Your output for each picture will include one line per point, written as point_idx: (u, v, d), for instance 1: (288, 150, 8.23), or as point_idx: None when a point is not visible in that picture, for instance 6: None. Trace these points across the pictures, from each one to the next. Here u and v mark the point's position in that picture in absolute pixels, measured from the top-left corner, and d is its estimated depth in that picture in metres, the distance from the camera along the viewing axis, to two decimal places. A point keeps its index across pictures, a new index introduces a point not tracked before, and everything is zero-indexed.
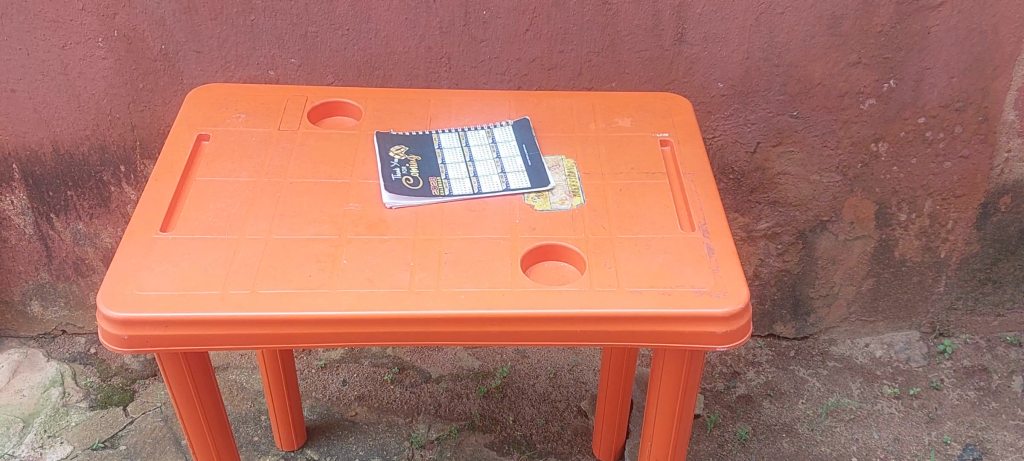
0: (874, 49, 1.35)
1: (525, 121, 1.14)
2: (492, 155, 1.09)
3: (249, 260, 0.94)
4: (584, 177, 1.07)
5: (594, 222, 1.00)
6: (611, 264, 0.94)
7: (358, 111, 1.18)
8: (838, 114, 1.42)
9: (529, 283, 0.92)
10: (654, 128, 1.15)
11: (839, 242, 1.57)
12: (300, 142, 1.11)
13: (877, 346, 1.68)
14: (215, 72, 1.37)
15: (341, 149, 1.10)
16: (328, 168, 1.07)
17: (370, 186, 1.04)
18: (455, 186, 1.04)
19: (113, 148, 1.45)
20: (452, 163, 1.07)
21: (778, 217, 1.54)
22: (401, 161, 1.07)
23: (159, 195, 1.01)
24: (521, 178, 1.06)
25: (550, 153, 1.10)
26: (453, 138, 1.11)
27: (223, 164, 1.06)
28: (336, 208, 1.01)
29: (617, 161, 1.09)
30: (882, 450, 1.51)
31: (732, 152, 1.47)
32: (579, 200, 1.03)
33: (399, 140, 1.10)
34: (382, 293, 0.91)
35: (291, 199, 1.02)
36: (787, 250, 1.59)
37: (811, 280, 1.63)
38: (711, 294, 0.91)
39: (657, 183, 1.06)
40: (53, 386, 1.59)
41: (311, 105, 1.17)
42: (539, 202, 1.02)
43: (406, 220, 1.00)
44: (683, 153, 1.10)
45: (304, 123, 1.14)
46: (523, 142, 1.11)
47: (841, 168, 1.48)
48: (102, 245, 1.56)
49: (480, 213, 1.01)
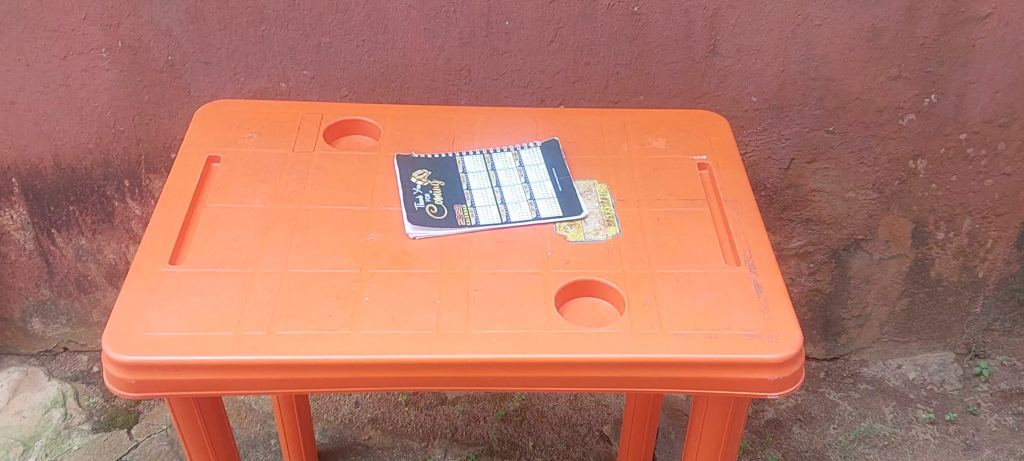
0: (916, 63, 1.28)
1: (553, 141, 1.07)
2: (520, 179, 1.02)
3: (265, 297, 0.88)
4: (618, 204, 1.00)
5: (632, 256, 0.94)
6: (652, 304, 0.88)
7: (376, 129, 1.12)
8: (876, 130, 1.35)
9: (565, 324, 0.86)
10: (691, 150, 1.08)
11: (873, 262, 1.51)
12: (316, 165, 1.04)
13: (910, 368, 1.63)
14: (223, 85, 1.31)
15: (359, 172, 1.03)
16: (346, 194, 1.00)
17: (392, 213, 0.98)
18: (482, 215, 0.98)
19: (118, 162, 1.38)
20: (478, 188, 1.01)
21: (811, 235, 1.48)
22: (424, 188, 1.00)
23: (167, 223, 0.95)
24: (551, 205, 0.99)
25: (581, 177, 1.04)
26: (478, 161, 1.05)
27: (235, 189, 1.00)
28: (356, 238, 0.95)
29: (653, 186, 1.03)
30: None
31: (764, 169, 1.41)
32: (615, 231, 0.97)
33: (421, 163, 1.04)
34: (407, 334, 0.85)
35: (308, 227, 0.96)
36: (819, 269, 1.52)
37: (843, 300, 1.56)
38: (762, 338, 0.85)
39: (698, 212, 0.99)
40: (54, 407, 1.53)
41: (327, 123, 1.10)
42: (572, 233, 0.96)
43: (431, 252, 0.94)
44: (724, 179, 1.04)
45: (320, 143, 1.07)
46: (552, 165, 1.04)
47: (878, 186, 1.42)
48: (105, 261, 1.50)
49: (510, 244, 0.95)
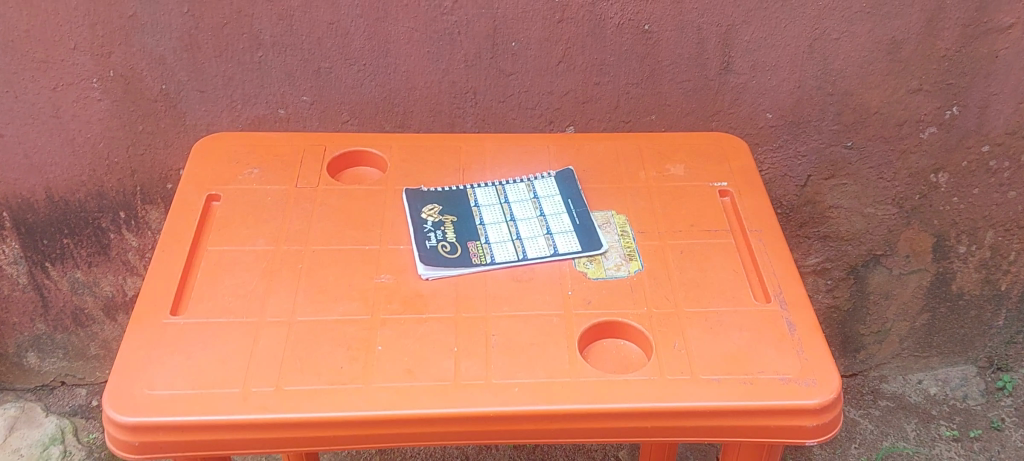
0: (937, 75, 1.23)
1: (568, 170, 1.03)
2: (535, 211, 0.98)
3: (273, 349, 0.84)
4: (639, 236, 0.96)
5: (655, 293, 0.89)
6: (681, 347, 0.84)
7: (382, 161, 1.07)
8: (896, 144, 1.31)
9: (590, 371, 0.82)
10: (711, 177, 1.04)
11: (893, 277, 1.47)
12: (321, 202, 0.99)
13: (931, 383, 1.59)
14: (220, 113, 1.26)
15: (366, 208, 0.99)
16: (354, 232, 0.96)
17: (403, 253, 0.93)
18: (497, 252, 0.93)
19: (112, 193, 1.34)
20: (492, 223, 0.96)
21: (829, 252, 1.44)
22: (435, 224, 0.96)
23: (167, 271, 0.91)
24: (569, 240, 0.95)
25: (599, 208, 0.99)
26: (490, 193, 1.00)
27: (238, 231, 0.96)
28: (366, 280, 0.90)
29: (674, 216, 0.98)
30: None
31: (781, 186, 1.36)
32: (637, 265, 0.92)
33: (431, 198, 0.99)
34: (425, 387, 0.80)
35: (315, 271, 0.91)
36: (838, 286, 1.48)
37: (861, 317, 1.52)
38: (799, 383, 0.81)
39: (722, 243, 0.95)
40: (53, 444, 1.48)
41: (330, 155, 1.05)
42: (592, 270, 0.92)
43: (446, 294, 0.89)
44: (747, 207, 0.99)
45: (324, 178, 1.03)
46: (568, 196, 1.00)
47: (898, 200, 1.38)
48: (102, 294, 1.45)
49: (528, 283, 0.90)
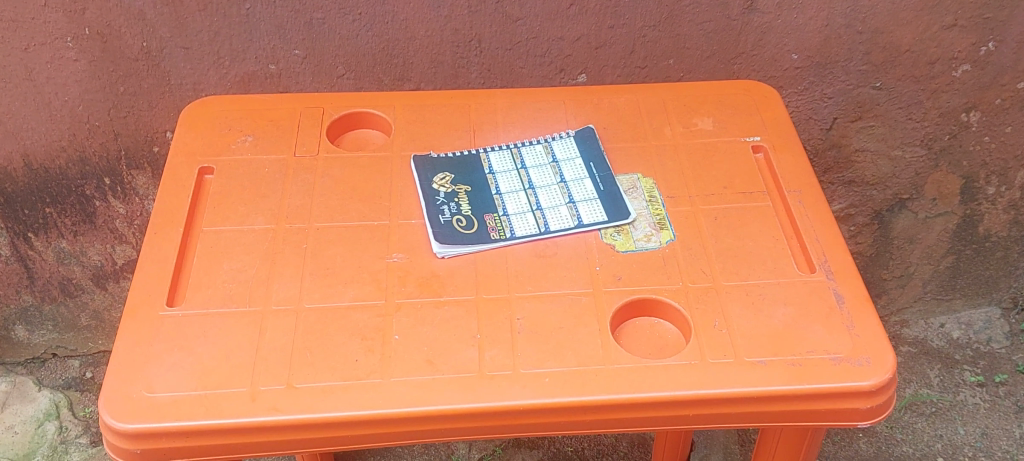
0: (973, 9, 1.15)
1: (588, 129, 0.95)
2: (555, 177, 0.91)
3: (280, 342, 0.77)
4: (669, 202, 0.89)
5: (690, 266, 0.83)
6: (722, 326, 0.77)
7: (385, 123, 0.99)
8: (927, 84, 1.23)
9: (626, 357, 0.75)
10: (742, 131, 0.96)
11: (918, 221, 1.40)
12: (323, 172, 0.92)
13: (953, 327, 1.54)
14: (207, 70, 1.17)
15: (373, 179, 0.91)
16: (361, 206, 0.89)
17: (416, 229, 0.86)
18: (516, 225, 0.86)
19: (95, 159, 1.25)
20: (509, 192, 0.89)
21: (853, 197, 1.37)
22: (448, 195, 0.89)
23: (161, 258, 0.84)
24: (594, 208, 0.88)
25: (624, 171, 0.92)
26: (505, 158, 0.93)
27: (235, 209, 0.88)
28: (377, 260, 0.84)
29: (705, 178, 0.91)
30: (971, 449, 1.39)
31: (805, 130, 1.29)
32: (668, 235, 0.85)
33: (442, 166, 0.92)
34: (448, 379, 0.74)
35: (321, 251, 0.84)
36: (861, 231, 1.42)
37: (884, 262, 1.46)
38: (851, 362, 0.75)
39: (758, 207, 0.88)
40: (48, 420, 1.43)
41: (330, 119, 0.98)
42: (620, 242, 0.85)
43: (465, 274, 0.82)
44: (783, 165, 0.92)
45: (324, 144, 0.95)
46: (589, 159, 0.92)
47: (927, 142, 1.30)
48: (90, 263, 1.38)
49: (553, 260, 0.83)
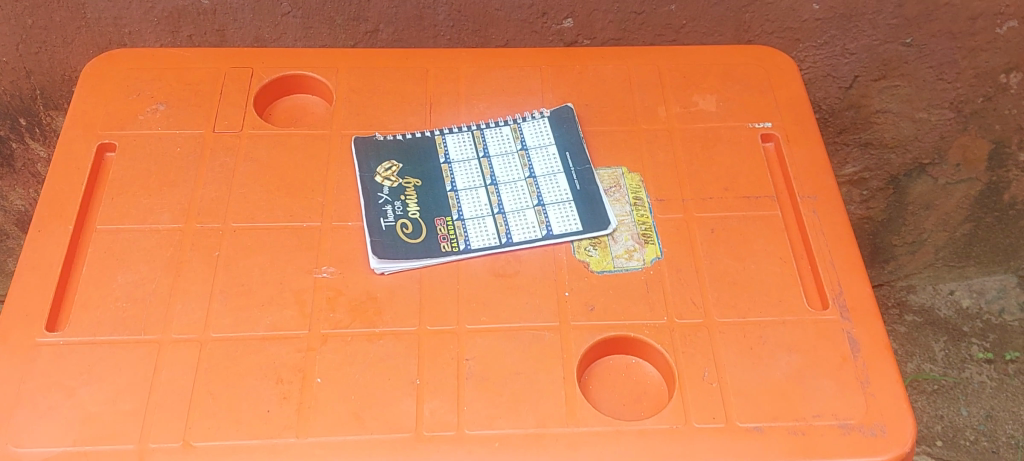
0: None
1: (566, 108, 0.80)
2: (523, 171, 0.76)
3: (179, 385, 0.64)
4: (657, 207, 0.74)
5: (678, 295, 0.69)
6: (712, 378, 0.64)
7: (325, 90, 0.84)
8: (964, 41, 1.04)
9: (594, 417, 0.62)
10: (749, 115, 0.81)
11: (937, 186, 1.22)
12: (246, 155, 0.77)
13: (962, 295, 1.37)
14: (128, 4, 1.00)
15: (304, 166, 0.76)
16: (288, 202, 0.74)
17: (353, 235, 0.72)
18: (472, 233, 0.72)
19: (7, 99, 1.10)
20: (466, 189, 0.75)
21: (868, 161, 1.23)
22: (393, 192, 0.74)
23: (44, 264, 0.70)
24: (566, 213, 0.73)
25: (606, 164, 0.77)
26: (464, 144, 0.78)
27: (137, 201, 0.74)
28: (304, 276, 0.70)
29: (702, 176, 0.76)
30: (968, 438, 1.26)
31: (821, 87, 1.15)
32: (653, 252, 0.71)
33: (388, 151, 0.77)
34: (377, 441, 0.61)
35: (236, 262, 0.70)
36: (874, 197, 1.28)
37: (896, 227, 1.30)
38: (864, 431, 0.62)
39: (764, 216, 0.73)
40: None
41: (258, 84, 0.82)
42: (595, 259, 0.71)
43: (407, 297, 0.69)
44: (797, 162, 0.77)
45: (250, 117, 0.80)
46: (565, 147, 0.77)
47: (957, 104, 1.11)
48: (12, 208, 1.25)
49: (515, 281, 0.70)
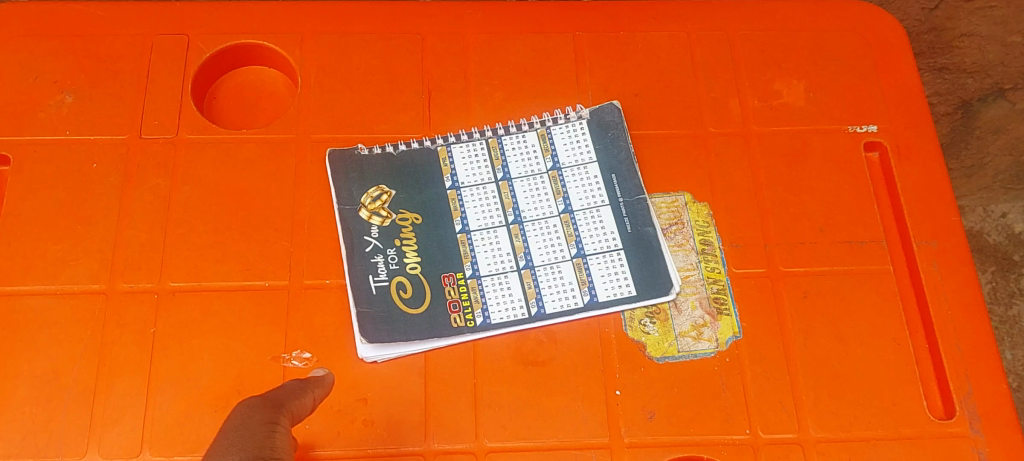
0: None
1: (611, 107, 0.60)
2: (555, 203, 0.57)
3: None
4: (733, 258, 0.56)
5: (763, 395, 0.53)
6: None
7: (286, 64, 0.63)
8: None
9: None
10: (849, 113, 0.61)
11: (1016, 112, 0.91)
12: (185, 175, 0.57)
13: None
14: None
15: (262, 191, 0.57)
16: (244, 247, 0.56)
17: (335, 301, 0.54)
18: (491, 297, 0.54)
19: None
20: (481, 230, 0.56)
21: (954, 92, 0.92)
22: (385, 235, 0.56)
23: None
24: (613, 269, 0.55)
25: (663, 189, 0.58)
26: (477, 160, 0.58)
27: (43, 248, 0.55)
28: (273, 367, 0.53)
29: (790, 208, 0.58)
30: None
31: (900, 8, 0.92)
32: (730, 329, 0.55)
33: (375, 173, 0.58)
34: None
35: (180, 345, 0.53)
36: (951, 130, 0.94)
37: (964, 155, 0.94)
38: None
39: (871, 273, 0.56)
40: None
41: (197, 61, 0.61)
42: (653, 340, 0.54)
43: (409, 397, 0.52)
44: (912, 187, 0.59)
45: (188, 112, 0.59)
46: (609, 168, 0.58)
47: None
48: None
49: (549, 372, 0.53)
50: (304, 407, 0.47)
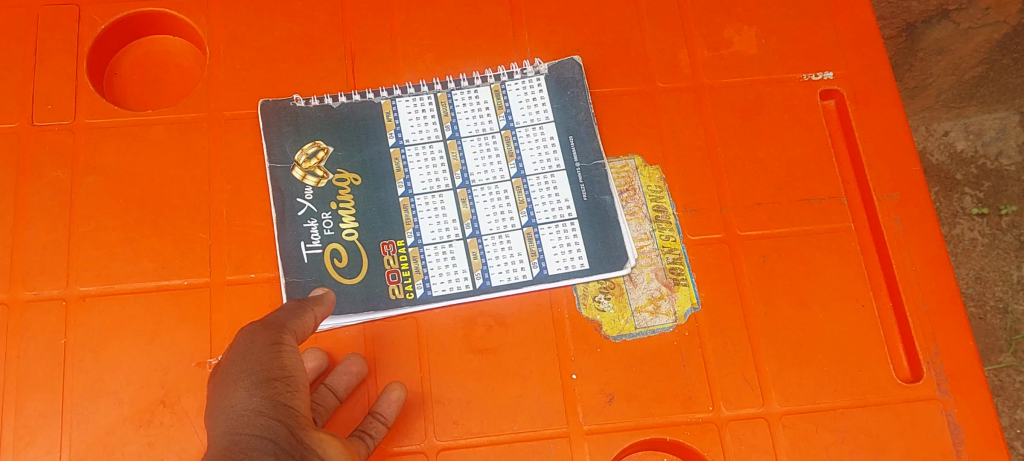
0: None
1: (571, 63, 0.56)
2: (507, 166, 0.53)
3: None
4: (687, 225, 0.53)
5: (725, 368, 0.51)
6: None
7: (191, 32, 0.57)
8: None
9: None
10: (802, 60, 0.58)
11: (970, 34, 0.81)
12: (86, 165, 0.52)
13: (1011, 182, 0.80)
14: None
15: (175, 178, 0.52)
16: (158, 243, 0.51)
17: (261, 296, 0.50)
18: (433, 267, 0.51)
19: None
20: (426, 194, 0.52)
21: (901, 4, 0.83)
22: (321, 196, 0.52)
23: None
24: (565, 239, 0.52)
25: (611, 153, 0.55)
26: (424, 115, 0.54)
27: None
28: (198, 372, 0.48)
29: (745, 166, 0.55)
30: (1006, 399, 0.77)
31: None
32: (688, 301, 0.52)
33: (311, 126, 0.53)
34: None
35: (93, 353, 0.48)
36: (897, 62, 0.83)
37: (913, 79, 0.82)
38: None
39: (830, 232, 0.54)
40: None
41: (91, 35, 0.55)
42: (609, 318, 0.51)
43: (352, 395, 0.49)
44: (870, 137, 0.56)
45: (85, 93, 0.54)
46: (566, 129, 0.54)
47: None
48: None
49: (502, 359, 0.50)
50: (310, 327, 0.43)
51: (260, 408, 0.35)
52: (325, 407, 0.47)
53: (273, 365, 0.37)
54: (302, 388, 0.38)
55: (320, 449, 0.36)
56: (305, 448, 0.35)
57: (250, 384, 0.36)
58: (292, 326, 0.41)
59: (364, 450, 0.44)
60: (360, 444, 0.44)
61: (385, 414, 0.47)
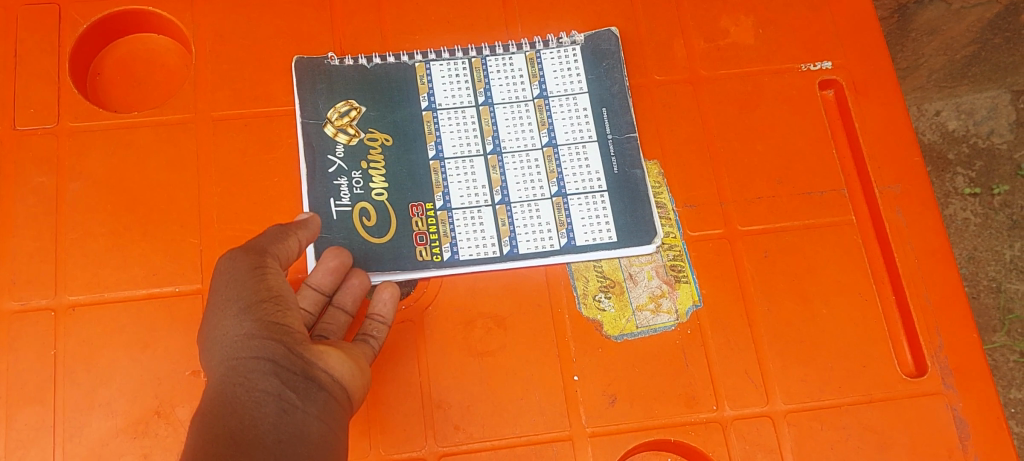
0: None
1: (608, 35, 0.56)
2: (538, 134, 0.53)
3: None
4: (687, 220, 0.52)
5: (728, 365, 0.50)
6: None
7: (175, 30, 0.56)
8: None
9: None
10: (801, 50, 0.57)
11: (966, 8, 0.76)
12: (71, 171, 0.51)
13: (1003, 161, 0.77)
14: None
15: (163, 182, 0.51)
16: (147, 249, 0.50)
17: None
18: (461, 231, 0.51)
19: None
20: (456, 159, 0.52)
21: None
22: (352, 155, 0.51)
23: None
24: (594, 210, 0.52)
25: None
26: (457, 80, 0.54)
27: None
28: (192, 380, 0.47)
29: (744, 159, 0.54)
30: (1000, 379, 0.75)
31: None
32: (690, 297, 0.51)
33: (345, 85, 0.53)
34: None
35: (83, 364, 0.47)
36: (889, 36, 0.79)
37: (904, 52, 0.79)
38: None
39: (832, 226, 0.53)
40: None
41: (72, 37, 0.54)
42: (610, 317, 0.50)
43: None
44: (871, 128, 0.55)
45: (67, 97, 0.52)
46: (600, 100, 0.54)
47: None
48: None
49: (502, 361, 0.49)
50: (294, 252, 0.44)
51: (253, 333, 0.37)
52: (336, 325, 0.47)
53: (260, 288, 0.39)
54: (291, 306, 0.40)
55: (320, 362, 0.39)
56: (305, 364, 0.38)
57: (240, 311, 0.38)
58: (277, 249, 0.42)
59: (369, 353, 0.46)
60: (366, 348, 0.46)
61: (384, 315, 0.48)
